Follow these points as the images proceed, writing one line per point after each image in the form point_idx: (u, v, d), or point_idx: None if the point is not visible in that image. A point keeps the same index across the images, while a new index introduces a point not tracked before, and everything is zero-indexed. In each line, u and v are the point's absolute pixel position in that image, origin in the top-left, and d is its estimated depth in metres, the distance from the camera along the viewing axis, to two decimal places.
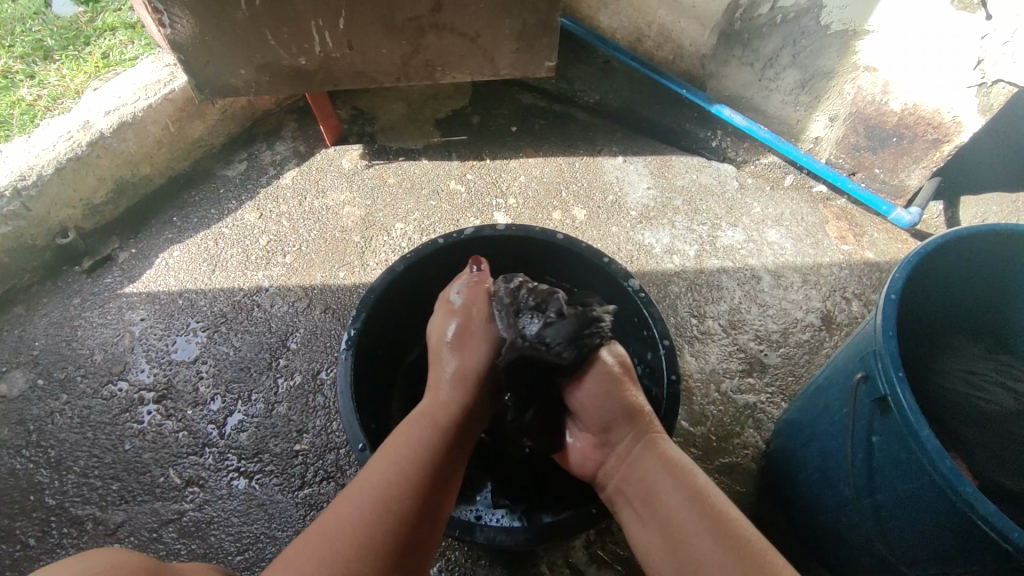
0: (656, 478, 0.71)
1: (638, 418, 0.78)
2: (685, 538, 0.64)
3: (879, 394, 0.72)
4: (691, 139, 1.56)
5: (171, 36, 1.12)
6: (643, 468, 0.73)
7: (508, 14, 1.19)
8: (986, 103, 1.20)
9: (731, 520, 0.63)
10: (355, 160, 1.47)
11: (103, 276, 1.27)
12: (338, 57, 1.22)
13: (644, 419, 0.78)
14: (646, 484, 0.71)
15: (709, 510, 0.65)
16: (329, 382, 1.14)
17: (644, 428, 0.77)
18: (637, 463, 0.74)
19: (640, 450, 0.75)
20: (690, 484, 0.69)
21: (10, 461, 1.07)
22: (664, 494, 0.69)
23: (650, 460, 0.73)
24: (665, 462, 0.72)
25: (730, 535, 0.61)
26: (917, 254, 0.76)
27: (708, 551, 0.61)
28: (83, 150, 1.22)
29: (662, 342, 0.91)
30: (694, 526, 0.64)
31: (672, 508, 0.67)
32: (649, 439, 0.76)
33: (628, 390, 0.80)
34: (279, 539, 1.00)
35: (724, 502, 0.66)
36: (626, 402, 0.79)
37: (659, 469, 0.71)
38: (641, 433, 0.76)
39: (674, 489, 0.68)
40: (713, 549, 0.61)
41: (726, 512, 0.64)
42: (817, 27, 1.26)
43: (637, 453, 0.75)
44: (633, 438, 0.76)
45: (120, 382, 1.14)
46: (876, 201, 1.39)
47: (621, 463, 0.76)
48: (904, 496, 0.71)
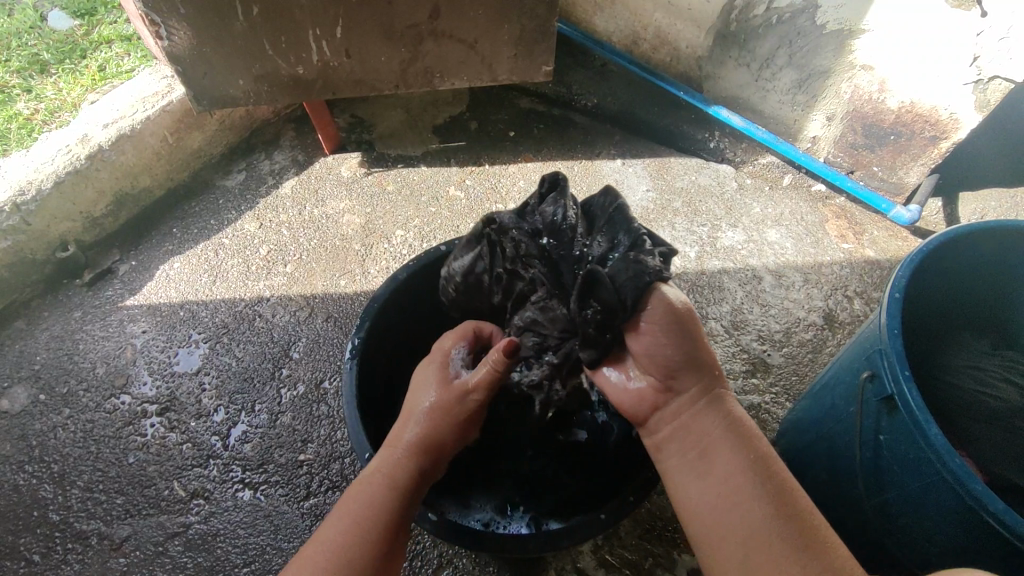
0: (719, 438, 0.69)
1: (707, 372, 0.72)
2: (743, 504, 0.63)
3: (886, 393, 0.71)
4: (688, 140, 1.56)
5: (168, 48, 1.12)
6: (702, 427, 0.70)
7: (506, 19, 1.19)
8: (983, 99, 1.20)
9: (795, 498, 0.63)
10: (354, 168, 1.47)
11: (104, 289, 1.27)
12: (336, 65, 1.22)
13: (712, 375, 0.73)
14: (703, 443, 0.70)
15: (769, 479, 0.64)
16: (332, 391, 1.14)
17: (711, 384, 0.73)
18: (697, 421, 0.71)
19: (702, 407, 0.71)
20: (753, 451, 0.67)
21: (13, 477, 1.06)
22: (725, 456, 0.67)
23: (713, 421, 0.70)
24: (729, 426, 0.70)
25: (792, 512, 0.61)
26: (920, 252, 0.76)
27: (768, 518, 0.61)
28: (82, 163, 1.22)
29: None
30: (755, 492, 0.63)
31: (735, 471, 0.66)
32: (713, 397, 0.72)
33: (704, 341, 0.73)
34: (286, 550, 0.99)
35: (788, 476, 0.65)
36: (704, 355, 0.72)
37: (722, 430, 0.70)
38: (706, 390, 0.72)
39: (737, 453, 0.67)
40: (771, 520, 0.61)
41: (789, 488, 0.64)
42: (813, 26, 1.27)
43: (699, 409, 0.71)
44: (698, 393, 0.72)
45: (123, 395, 1.14)
46: (875, 199, 1.39)
47: (674, 418, 0.73)
48: (913, 495, 0.71)
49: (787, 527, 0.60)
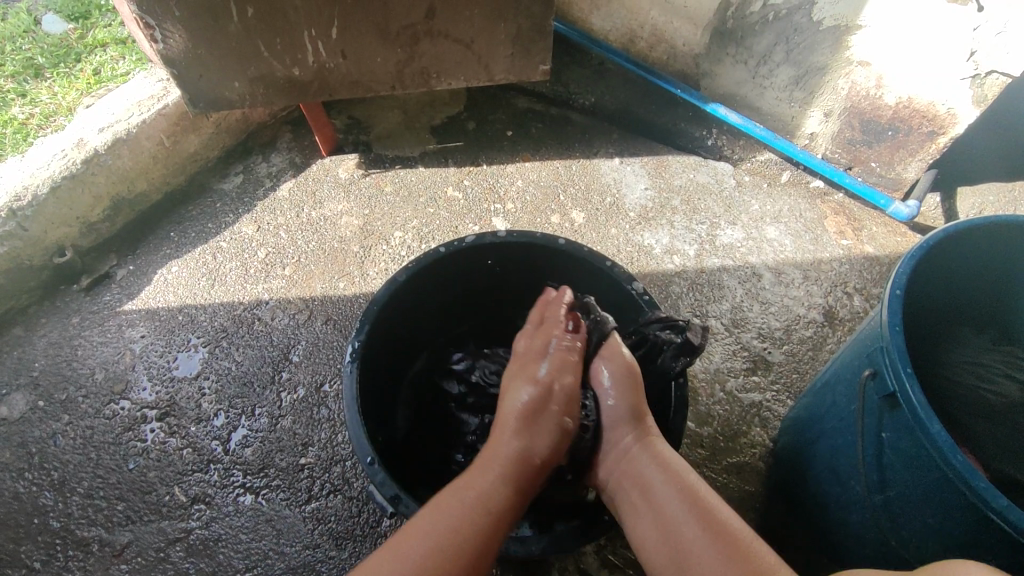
0: (650, 477, 0.71)
1: (636, 422, 0.78)
2: (675, 534, 0.64)
3: (889, 390, 0.71)
4: (686, 138, 1.57)
5: (163, 51, 1.11)
6: (637, 472, 0.73)
7: (501, 18, 1.19)
8: (980, 94, 1.20)
9: (722, 515, 0.64)
10: (351, 169, 1.46)
11: (102, 294, 1.27)
12: (332, 67, 1.22)
13: (641, 422, 0.78)
14: (642, 482, 0.71)
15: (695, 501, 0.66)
16: (333, 395, 1.14)
17: (642, 432, 0.77)
18: (632, 468, 0.74)
19: (636, 453, 0.75)
20: (680, 479, 0.70)
21: (13, 485, 1.06)
22: (656, 490, 0.69)
23: (649, 461, 0.73)
24: (659, 462, 0.72)
25: (721, 530, 0.62)
26: (920, 248, 0.76)
27: (697, 538, 0.62)
28: (78, 168, 1.21)
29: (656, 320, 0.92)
30: (679, 515, 0.66)
31: (665, 503, 0.68)
32: (646, 441, 0.76)
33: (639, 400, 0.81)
34: (288, 555, 0.99)
35: (711, 493, 0.68)
36: (634, 407, 0.79)
37: (655, 469, 0.72)
38: (635, 436, 0.77)
39: (670, 492, 0.68)
40: (704, 541, 0.62)
41: (706, 501, 0.66)
42: (809, 23, 1.26)
43: (635, 453, 0.75)
44: (631, 441, 0.77)
45: (122, 401, 1.13)
46: (874, 195, 1.39)
47: (618, 462, 0.76)
48: (916, 493, 0.71)
49: (713, 543, 0.61)
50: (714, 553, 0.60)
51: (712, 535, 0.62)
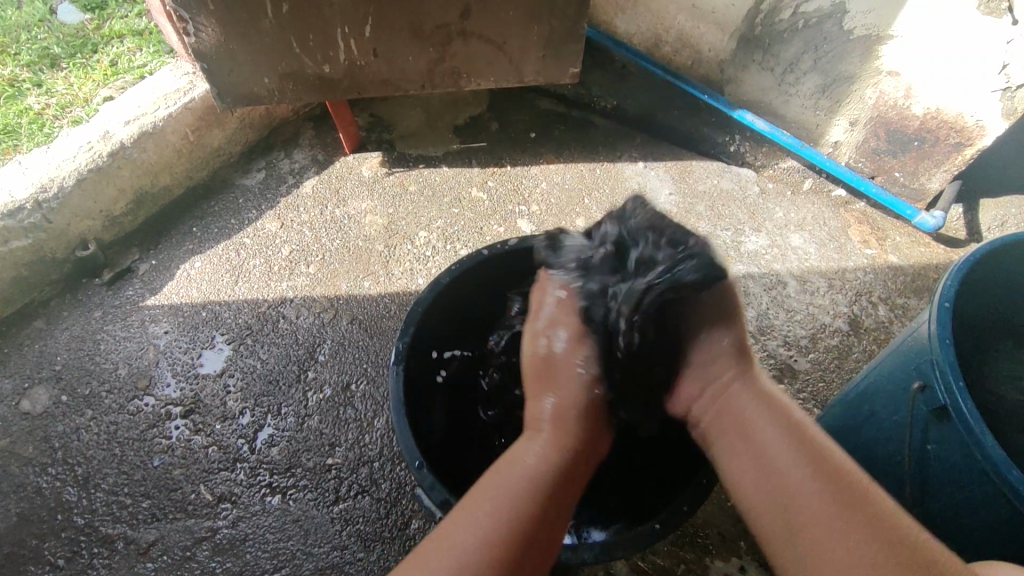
0: (752, 415, 0.71)
1: (742, 365, 0.75)
2: (793, 496, 0.63)
3: (939, 403, 0.71)
4: (709, 143, 1.55)
5: (196, 45, 1.11)
6: (736, 407, 0.72)
7: (535, 20, 1.19)
8: (1010, 107, 1.20)
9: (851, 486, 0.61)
10: (375, 167, 1.46)
11: (124, 288, 1.26)
12: (363, 64, 1.21)
13: (746, 365, 0.75)
14: (742, 424, 0.71)
15: (808, 445, 0.66)
16: (359, 395, 1.13)
17: (743, 368, 0.75)
18: (732, 404, 0.73)
19: (736, 389, 0.74)
20: (795, 426, 0.68)
21: (36, 480, 1.04)
22: (763, 432, 0.69)
23: (767, 420, 0.69)
24: (765, 402, 0.72)
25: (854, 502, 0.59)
26: (966, 261, 0.77)
27: (817, 495, 0.61)
28: (104, 160, 1.20)
29: None
30: (808, 484, 0.62)
31: (767, 440, 0.68)
32: (747, 378, 0.74)
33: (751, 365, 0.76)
34: (317, 555, 0.98)
35: (825, 440, 0.67)
36: (731, 347, 0.76)
37: (766, 415, 0.70)
38: (741, 373, 0.75)
39: (782, 436, 0.67)
40: (820, 491, 0.61)
41: (831, 461, 0.64)
42: (840, 32, 1.26)
43: (735, 389, 0.74)
44: (731, 376, 0.75)
45: (146, 397, 1.12)
46: (900, 206, 1.39)
47: (712, 399, 0.75)
48: (962, 505, 0.72)
49: (830, 494, 0.61)
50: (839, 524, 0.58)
51: (841, 503, 0.60)
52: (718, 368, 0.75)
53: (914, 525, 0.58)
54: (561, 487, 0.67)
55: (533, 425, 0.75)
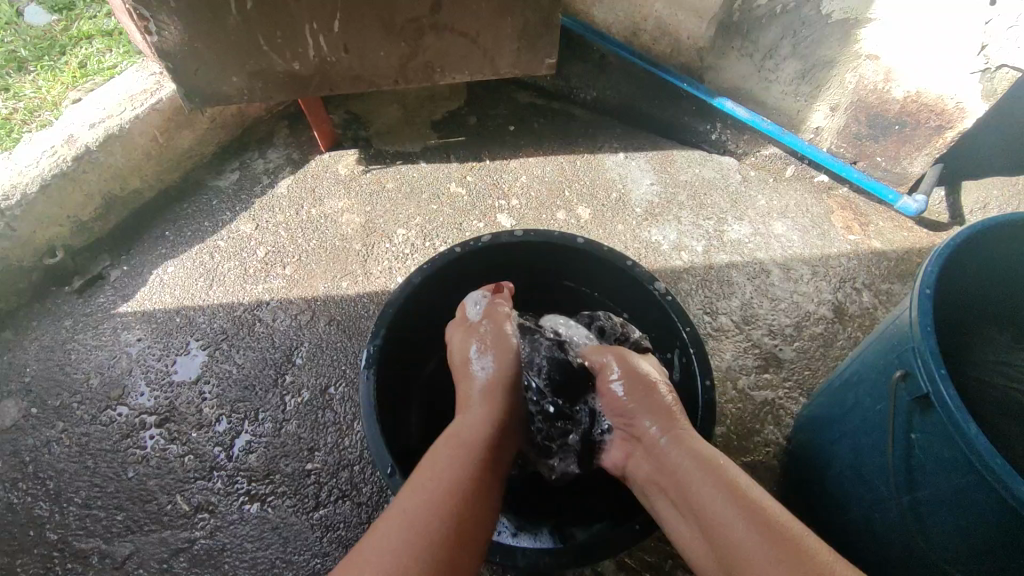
0: (686, 471, 0.69)
1: (662, 415, 0.77)
2: (720, 530, 0.62)
3: (922, 392, 0.70)
4: (690, 133, 1.56)
5: (158, 44, 1.07)
6: (671, 465, 0.71)
7: (508, 12, 1.16)
8: (990, 87, 1.19)
9: (774, 515, 0.61)
10: (351, 165, 1.43)
11: (95, 295, 1.22)
12: (334, 60, 1.18)
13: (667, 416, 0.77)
14: (677, 480, 0.70)
15: (739, 496, 0.64)
16: (339, 398, 1.11)
17: (669, 424, 0.76)
18: (665, 459, 0.72)
19: (664, 446, 0.74)
20: (721, 470, 0.67)
21: (6, 495, 1.02)
22: (698, 487, 0.67)
23: (684, 456, 0.71)
24: (696, 455, 0.70)
25: (776, 534, 0.59)
26: (947, 246, 0.76)
27: (751, 542, 0.59)
28: (69, 165, 1.17)
29: (684, 330, 0.89)
30: (729, 518, 0.62)
31: (706, 498, 0.65)
32: (676, 434, 0.74)
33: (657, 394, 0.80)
34: (296, 564, 0.96)
35: (758, 489, 0.65)
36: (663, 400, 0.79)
37: (688, 459, 0.70)
38: (665, 427, 0.75)
39: (713, 485, 0.66)
40: (751, 538, 0.59)
41: (757, 500, 0.63)
42: (818, 16, 1.25)
43: (665, 446, 0.73)
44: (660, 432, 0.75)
45: (120, 407, 1.10)
46: (883, 190, 1.37)
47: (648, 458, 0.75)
48: (947, 496, 0.71)
49: (764, 542, 0.58)
50: (765, 552, 0.58)
51: (762, 533, 0.59)
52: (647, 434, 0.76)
53: (835, 560, 0.57)
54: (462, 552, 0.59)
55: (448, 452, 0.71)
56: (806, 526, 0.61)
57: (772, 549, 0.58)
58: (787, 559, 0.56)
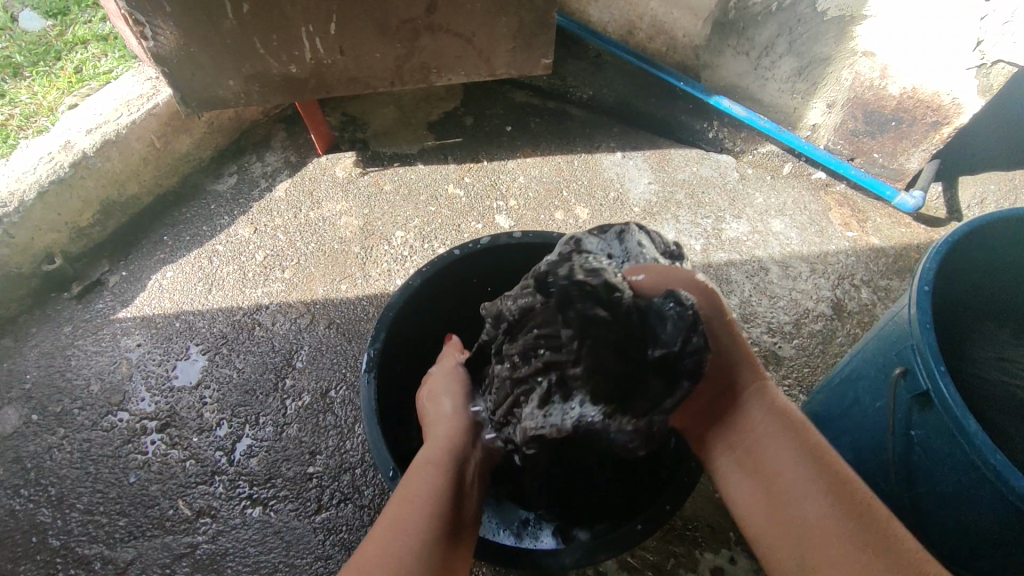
0: (765, 431, 0.68)
1: (747, 366, 0.72)
2: (799, 502, 0.63)
3: (921, 389, 0.70)
4: (687, 131, 1.54)
5: (154, 49, 1.07)
6: (749, 419, 0.69)
7: (503, 12, 1.16)
8: (985, 83, 1.19)
9: (856, 494, 0.61)
10: (349, 168, 1.43)
11: (94, 301, 1.22)
12: (330, 63, 1.18)
13: (752, 368, 0.72)
14: (753, 438, 0.69)
15: (822, 468, 0.64)
16: (339, 401, 1.11)
17: (753, 377, 0.72)
18: (745, 414, 0.70)
19: (744, 399, 0.71)
20: (800, 433, 0.67)
21: (8, 502, 1.02)
22: (775, 449, 0.66)
23: (764, 412, 0.69)
24: (779, 415, 0.69)
25: (858, 509, 0.60)
26: (945, 243, 0.76)
27: (826, 516, 0.60)
28: (66, 171, 1.17)
29: None
30: (807, 488, 0.63)
31: (788, 463, 0.65)
32: (759, 389, 0.71)
33: (739, 335, 0.73)
34: (299, 567, 0.96)
35: (837, 459, 0.65)
36: (742, 346, 0.72)
37: (768, 419, 0.68)
38: (751, 381, 0.71)
39: (790, 447, 0.66)
40: (832, 515, 0.60)
41: (842, 474, 0.63)
42: (814, 13, 1.25)
43: (745, 400, 0.70)
44: (744, 385, 0.71)
45: (120, 412, 1.10)
46: (879, 186, 1.38)
47: (714, 408, 0.72)
48: (950, 492, 0.71)
49: (853, 521, 0.59)
50: (848, 533, 0.59)
51: (845, 509, 0.60)
52: (730, 385, 0.72)
53: (897, 527, 0.60)
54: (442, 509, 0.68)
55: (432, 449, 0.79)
56: (879, 499, 0.62)
57: (852, 530, 0.59)
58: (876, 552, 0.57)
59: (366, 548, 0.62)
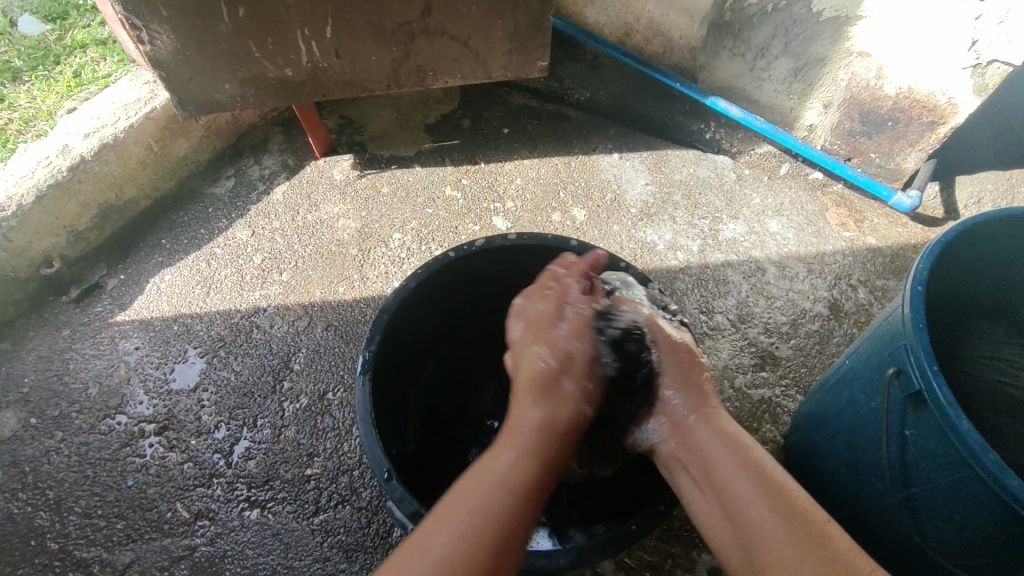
0: (710, 448, 0.72)
1: (693, 393, 0.79)
2: (742, 507, 0.64)
3: (915, 389, 0.71)
4: (684, 132, 1.55)
5: (150, 53, 1.07)
6: (698, 440, 0.74)
7: (498, 15, 1.16)
8: (981, 83, 1.20)
9: (795, 498, 0.62)
10: (346, 171, 1.43)
11: (92, 304, 1.23)
12: (326, 66, 1.18)
13: (699, 395, 0.79)
14: (700, 456, 0.72)
15: (763, 477, 0.65)
16: (337, 403, 1.11)
17: (699, 404, 0.78)
18: (692, 437, 0.75)
19: (693, 424, 0.76)
20: (741, 449, 0.70)
21: (7, 506, 1.02)
22: (723, 465, 0.69)
23: (711, 433, 0.74)
24: (721, 434, 0.73)
25: (797, 510, 0.61)
26: (939, 242, 0.76)
27: (766, 517, 0.61)
28: (64, 175, 1.17)
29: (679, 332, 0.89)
30: (748, 493, 0.64)
31: (728, 475, 0.67)
32: (705, 414, 0.77)
33: (698, 371, 0.82)
34: (296, 569, 0.97)
35: (783, 472, 0.66)
36: (692, 378, 0.81)
37: (716, 441, 0.72)
38: (696, 407, 0.77)
39: (729, 458, 0.69)
40: (771, 515, 0.61)
41: (781, 482, 0.64)
42: (809, 14, 1.25)
43: (692, 424, 0.76)
44: (689, 410, 0.78)
45: (118, 415, 1.10)
46: (876, 186, 1.38)
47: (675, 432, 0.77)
48: (943, 491, 0.71)
49: (781, 518, 0.60)
50: (780, 528, 0.59)
51: (780, 510, 0.61)
52: (676, 410, 0.79)
53: (833, 527, 0.60)
54: (531, 501, 0.61)
55: (511, 433, 0.67)
56: (815, 501, 0.63)
57: (788, 525, 0.59)
58: (803, 537, 0.58)
59: (416, 538, 0.57)
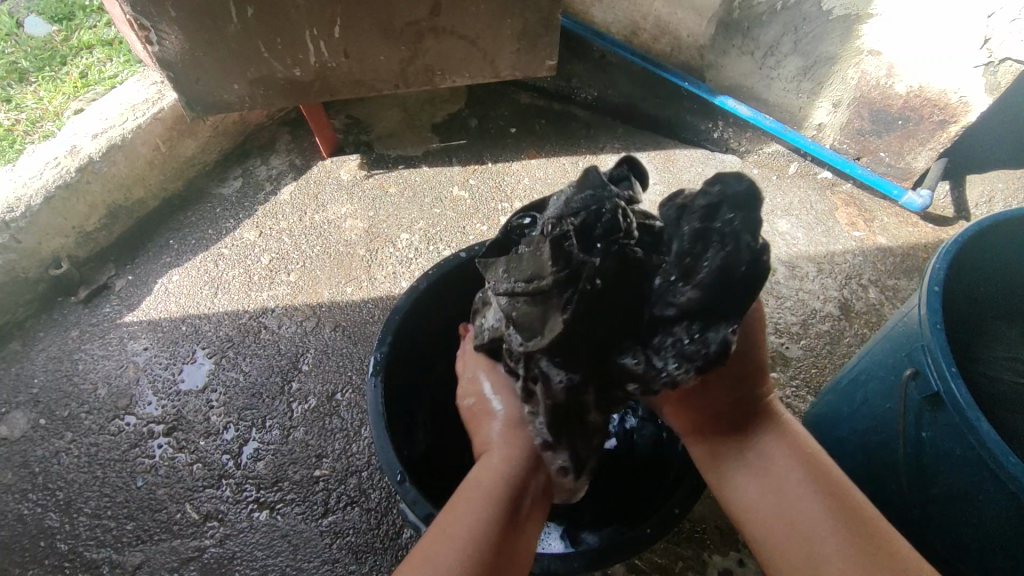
0: (768, 454, 0.68)
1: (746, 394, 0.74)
2: (801, 519, 0.62)
3: (932, 390, 0.70)
4: (692, 131, 1.54)
5: (159, 53, 1.07)
6: (750, 445, 0.70)
7: (507, 14, 1.16)
8: (993, 81, 1.19)
9: (857, 511, 0.61)
10: (353, 171, 1.43)
11: (100, 305, 1.23)
12: (334, 65, 1.18)
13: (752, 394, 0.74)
14: (755, 459, 0.69)
15: (821, 487, 0.64)
16: (345, 404, 1.11)
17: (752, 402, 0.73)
18: (750, 443, 0.70)
19: (747, 425, 0.71)
20: (802, 461, 0.67)
21: (17, 507, 1.02)
22: (780, 473, 0.66)
23: (768, 442, 0.69)
24: (786, 444, 0.69)
25: (859, 528, 0.59)
26: (955, 242, 0.75)
27: (831, 535, 0.60)
28: (72, 176, 1.17)
29: None
30: (812, 508, 0.62)
31: (787, 483, 0.65)
32: (762, 414, 0.72)
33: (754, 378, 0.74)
34: (306, 570, 0.96)
35: (843, 486, 0.65)
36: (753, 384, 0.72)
37: (773, 444, 0.69)
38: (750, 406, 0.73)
39: (786, 470, 0.66)
40: (833, 535, 0.60)
41: (845, 495, 0.63)
42: (818, 12, 1.25)
43: (743, 425, 0.72)
44: (743, 412, 0.73)
45: (127, 416, 1.10)
46: (886, 185, 1.38)
47: (724, 435, 0.72)
48: (961, 494, 0.70)
49: (845, 537, 0.59)
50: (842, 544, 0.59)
51: (847, 530, 0.59)
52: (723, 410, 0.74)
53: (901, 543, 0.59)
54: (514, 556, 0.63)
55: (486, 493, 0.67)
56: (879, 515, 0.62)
57: (854, 546, 0.58)
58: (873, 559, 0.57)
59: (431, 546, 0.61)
